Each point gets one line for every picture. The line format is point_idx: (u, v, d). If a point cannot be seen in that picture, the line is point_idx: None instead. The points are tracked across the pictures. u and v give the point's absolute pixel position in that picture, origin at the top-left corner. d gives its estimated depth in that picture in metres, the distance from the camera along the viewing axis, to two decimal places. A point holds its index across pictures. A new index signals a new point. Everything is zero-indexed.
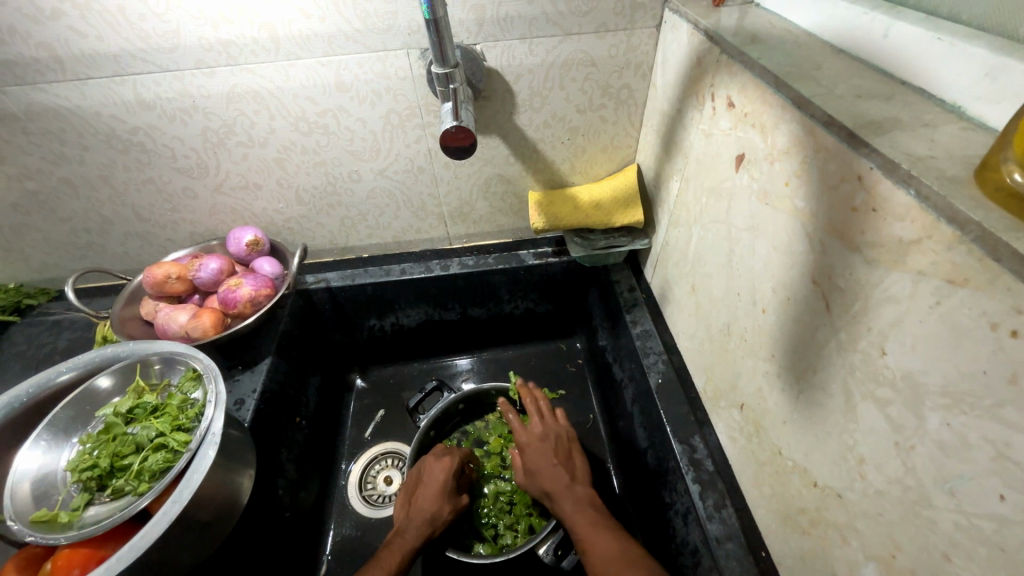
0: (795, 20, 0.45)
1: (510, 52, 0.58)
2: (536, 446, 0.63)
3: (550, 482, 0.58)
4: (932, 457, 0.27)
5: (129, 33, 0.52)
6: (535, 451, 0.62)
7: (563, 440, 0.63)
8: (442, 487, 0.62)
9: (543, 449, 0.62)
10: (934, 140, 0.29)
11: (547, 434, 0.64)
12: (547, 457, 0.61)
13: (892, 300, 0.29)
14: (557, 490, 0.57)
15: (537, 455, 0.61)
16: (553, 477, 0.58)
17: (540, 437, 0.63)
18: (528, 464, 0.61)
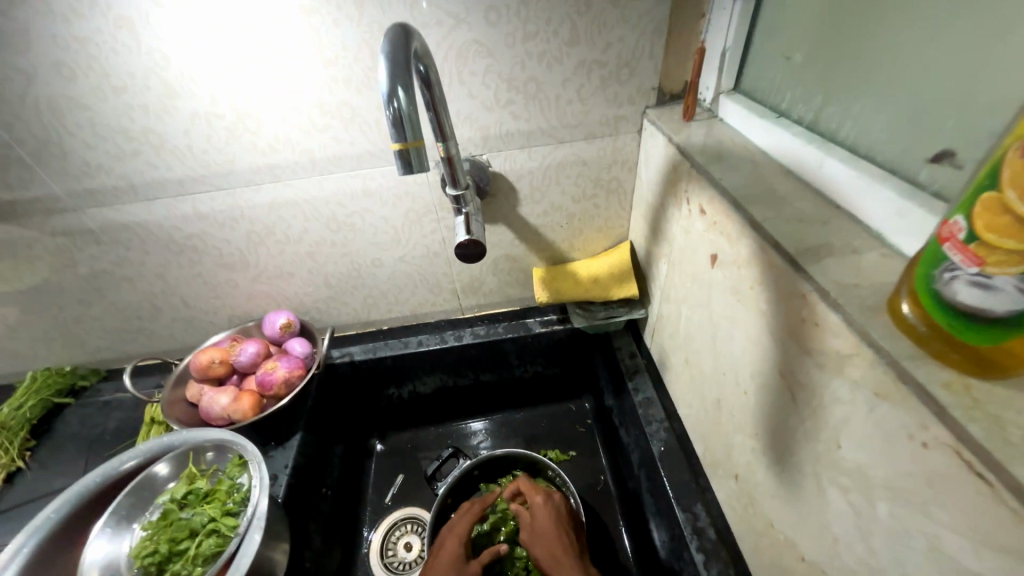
0: (752, 138, 0.54)
1: (512, 159, 0.68)
2: (541, 519, 0.69)
3: (555, 556, 0.64)
4: (886, 542, 0.31)
5: (193, 164, 0.63)
6: (540, 526, 0.68)
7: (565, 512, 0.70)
8: (455, 553, 0.65)
9: (549, 519, 0.68)
10: (858, 268, 0.35)
11: (551, 507, 0.70)
12: (553, 531, 0.67)
13: (839, 401, 0.34)
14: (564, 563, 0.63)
15: (542, 527, 0.67)
16: (557, 550, 0.64)
17: (546, 509, 0.70)
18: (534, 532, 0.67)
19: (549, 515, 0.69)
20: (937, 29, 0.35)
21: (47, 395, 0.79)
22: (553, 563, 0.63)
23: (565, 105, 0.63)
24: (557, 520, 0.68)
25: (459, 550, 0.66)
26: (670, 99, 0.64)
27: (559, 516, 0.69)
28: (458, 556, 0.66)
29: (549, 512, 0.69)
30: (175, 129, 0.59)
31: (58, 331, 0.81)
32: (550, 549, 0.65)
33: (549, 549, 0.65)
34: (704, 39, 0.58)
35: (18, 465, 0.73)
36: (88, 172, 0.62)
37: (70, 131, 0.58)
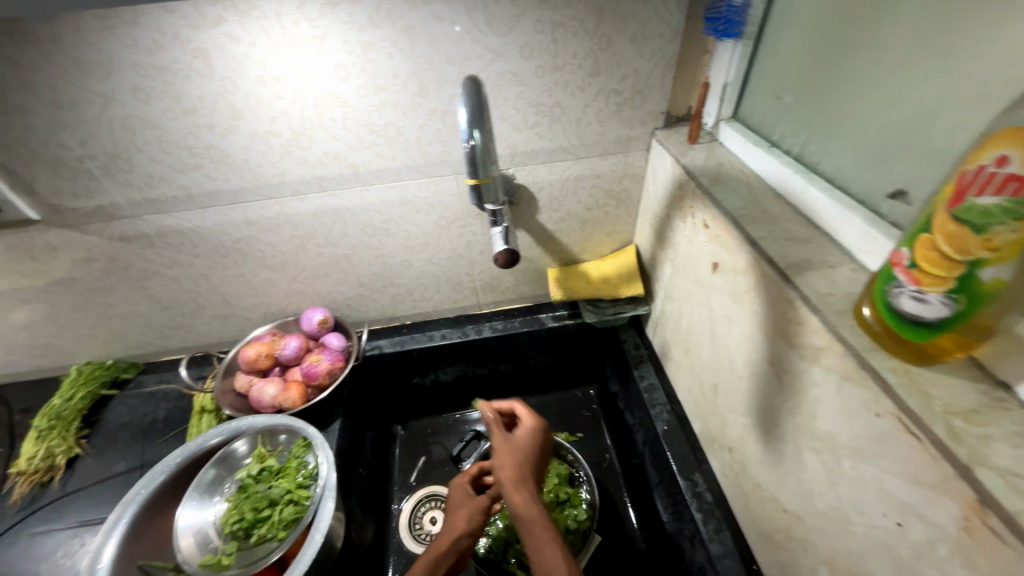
0: (748, 162, 0.63)
1: (535, 173, 0.76)
2: (515, 443, 0.66)
3: (515, 483, 0.59)
4: (848, 490, 0.42)
5: (248, 175, 0.69)
6: (505, 451, 0.64)
7: (536, 448, 0.66)
8: (463, 499, 0.70)
9: (530, 444, 0.66)
10: (832, 280, 0.45)
11: (524, 438, 0.67)
12: (517, 459, 0.63)
13: (815, 384, 0.44)
14: (519, 489, 0.58)
15: (514, 450, 0.64)
16: (520, 478, 0.60)
17: (523, 435, 0.67)
18: (500, 452, 0.64)
19: (520, 445, 0.65)
20: (898, 88, 0.45)
21: (95, 386, 0.84)
22: (512, 489, 0.59)
23: (584, 126, 0.71)
24: (526, 451, 0.65)
25: (462, 494, 0.71)
26: (675, 122, 0.73)
27: (528, 449, 0.65)
28: (465, 497, 0.70)
29: (521, 444, 0.66)
30: (235, 145, 0.65)
31: (103, 327, 0.86)
32: (513, 471, 0.61)
33: (512, 473, 0.61)
34: (708, 74, 0.67)
35: (77, 452, 0.79)
36: (151, 183, 0.67)
37: (138, 147, 0.63)
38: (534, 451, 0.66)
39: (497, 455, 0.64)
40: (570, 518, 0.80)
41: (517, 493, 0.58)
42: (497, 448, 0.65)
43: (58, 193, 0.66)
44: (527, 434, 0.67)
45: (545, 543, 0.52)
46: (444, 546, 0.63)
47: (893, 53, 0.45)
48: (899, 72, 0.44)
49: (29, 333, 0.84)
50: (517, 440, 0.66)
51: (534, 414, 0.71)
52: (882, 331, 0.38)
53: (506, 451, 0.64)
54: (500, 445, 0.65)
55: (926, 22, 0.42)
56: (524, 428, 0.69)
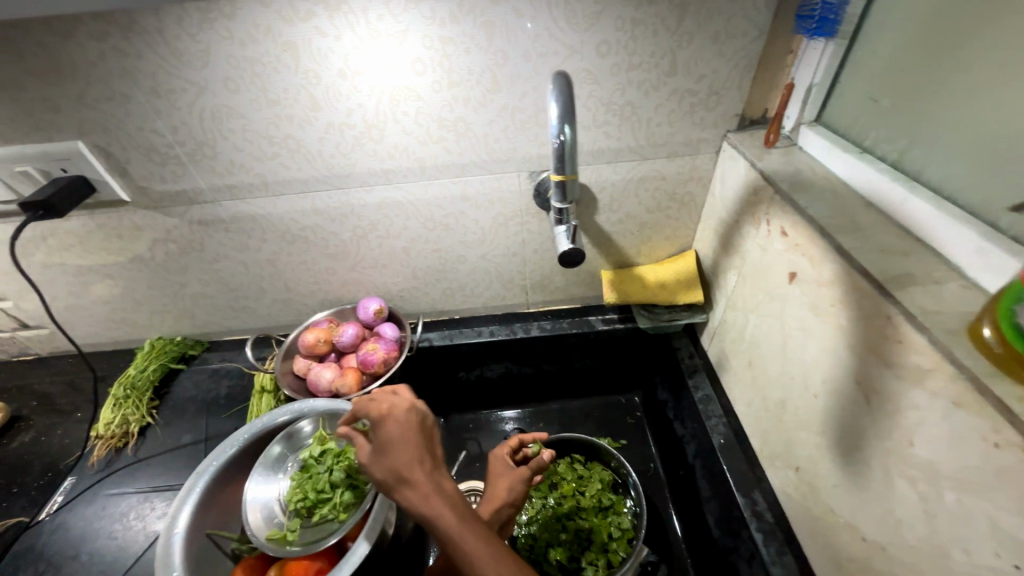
0: (833, 168, 0.60)
1: (599, 173, 0.75)
2: (379, 447, 0.48)
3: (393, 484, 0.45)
4: (950, 524, 0.39)
5: (320, 165, 0.71)
6: (387, 450, 0.47)
7: (417, 420, 0.51)
8: (502, 469, 0.67)
9: (397, 447, 0.47)
10: (939, 298, 0.42)
11: (388, 433, 0.49)
12: (400, 455, 0.46)
13: (915, 407, 0.41)
14: (411, 482, 0.45)
15: (383, 454, 0.47)
16: (399, 471, 0.45)
17: (390, 427, 0.49)
18: (374, 459, 0.48)
19: (387, 436, 0.49)
20: (1014, 89, 0.43)
21: (166, 360, 0.89)
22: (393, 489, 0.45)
23: (654, 127, 0.69)
24: (405, 438, 0.48)
25: (503, 465, 0.67)
26: (750, 125, 0.70)
27: (401, 435, 0.48)
28: (506, 468, 0.67)
29: (390, 436, 0.48)
30: (311, 136, 0.67)
31: (174, 305, 0.91)
32: (385, 471, 0.46)
33: (394, 475, 0.46)
34: (792, 75, 0.64)
35: (148, 421, 0.84)
36: (232, 170, 0.70)
37: (224, 135, 0.66)
38: (416, 433, 0.49)
39: (373, 464, 0.47)
40: (614, 525, 0.79)
41: (399, 490, 0.44)
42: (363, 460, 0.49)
43: (148, 177, 0.71)
44: (407, 409, 0.51)
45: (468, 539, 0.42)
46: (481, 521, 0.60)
47: (1007, 54, 0.44)
48: (1016, 72, 0.43)
49: (110, 307, 0.89)
50: (383, 432, 0.49)
51: (394, 401, 0.52)
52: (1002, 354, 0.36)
53: (379, 455, 0.48)
54: (366, 453, 0.48)
55: None
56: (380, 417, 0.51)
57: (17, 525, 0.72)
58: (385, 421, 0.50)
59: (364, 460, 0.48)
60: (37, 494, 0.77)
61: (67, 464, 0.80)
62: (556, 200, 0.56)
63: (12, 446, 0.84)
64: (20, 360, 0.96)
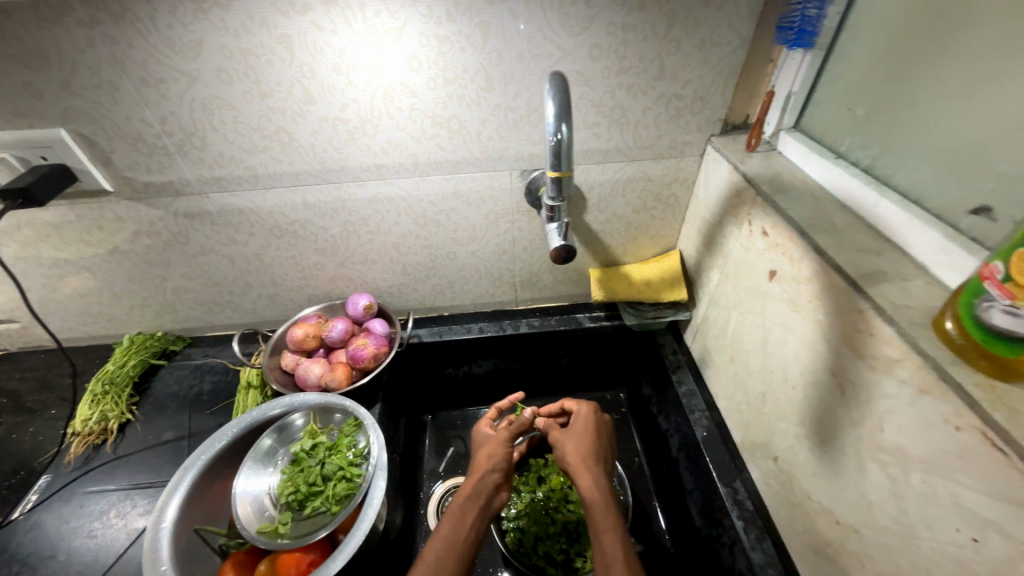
0: (810, 172, 0.64)
1: (588, 172, 0.76)
2: (573, 435, 0.69)
3: (580, 467, 0.64)
4: (917, 504, 0.41)
5: (312, 160, 0.71)
6: (583, 441, 0.68)
7: (610, 441, 0.71)
8: (483, 440, 0.69)
9: (583, 447, 0.67)
10: (907, 293, 0.45)
11: (581, 428, 0.70)
12: (591, 448, 0.66)
13: (886, 395, 0.44)
14: (590, 470, 0.63)
15: (575, 441, 0.68)
16: (583, 463, 0.64)
17: (581, 426, 0.70)
18: (569, 444, 0.68)
19: (589, 430, 0.69)
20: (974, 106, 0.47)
21: (146, 355, 0.87)
22: (577, 471, 0.63)
23: (642, 129, 0.72)
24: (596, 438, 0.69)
25: (484, 435, 0.70)
26: (732, 129, 0.73)
27: (590, 438, 0.68)
28: (490, 437, 0.70)
29: (586, 430, 0.69)
30: (304, 130, 0.67)
31: (155, 300, 0.89)
32: (577, 455, 0.65)
33: (578, 462, 0.65)
34: (773, 83, 0.67)
35: (128, 418, 0.82)
36: (220, 162, 0.70)
37: (214, 127, 0.66)
38: (602, 443, 0.69)
39: (568, 447, 0.67)
40: None
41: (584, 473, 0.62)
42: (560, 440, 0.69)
43: (133, 167, 0.69)
44: (606, 429, 0.72)
45: (611, 535, 0.55)
46: (470, 487, 0.61)
47: (973, 70, 0.47)
48: (979, 89, 0.47)
49: (87, 301, 0.87)
50: (582, 427, 0.70)
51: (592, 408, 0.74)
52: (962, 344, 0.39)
53: (574, 441, 0.68)
54: (564, 439, 0.68)
55: (1003, 47, 0.45)
56: (581, 415, 0.72)
57: None
58: (584, 420, 0.71)
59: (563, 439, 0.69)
60: (9, 494, 0.74)
61: (40, 463, 0.77)
62: (552, 193, 0.57)
63: None
64: None
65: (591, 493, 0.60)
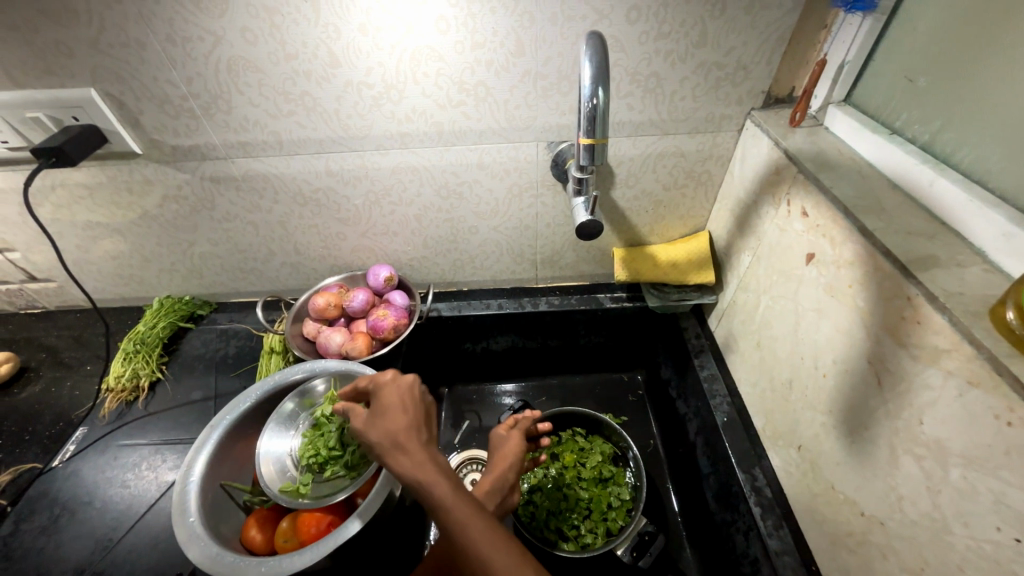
0: (860, 150, 0.60)
1: (618, 146, 0.73)
2: (383, 408, 0.53)
3: (394, 445, 0.48)
4: (953, 500, 0.40)
5: (335, 126, 0.70)
6: (390, 417, 0.51)
7: (423, 398, 0.55)
8: (498, 441, 0.67)
9: (394, 418, 0.51)
10: (961, 280, 0.42)
11: (394, 398, 0.54)
12: (402, 421, 0.50)
13: (929, 386, 0.42)
14: (408, 448, 0.47)
15: (383, 414, 0.52)
16: (399, 438, 0.48)
17: (390, 398, 0.54)
18: (374, 426, 0.51)
19: (392, 404, 0.53)
20: None
21: (175, 318, 0.89)
22: (391, 450, 0.48)
23: (678, 101, 0.68)
24: (408, 407, 0.52)
25: (498, 436, 0.68)
26: (775, 103, 0.69)
27: (401, 406, 0.53)
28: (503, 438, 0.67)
29: (396, 401, 0.53)
30: (328, 95, 0.66)
31: (183, 265, 0.90)
32: (386, 434, 0.49)
33: (392, 440, 0.49)
34: (825, 51, 0.63)
35: (158, 376, 0.85)
36: (246, 126, 0.69)
37: (239, 89, 0.65)
38: (417, 407, 0.53)
39: (373, 429, 0.51)
40: (614, 495, 0.82)
41: (401, 452, 0.47)
42: (361, 427, 0.52)
43: (161, 130, 0.69)
44: (409, 388, 0.56)
45: (459, 507, 0.42)
46: (487, 484, 0.58)
47: None
48: None
49: (119, 263, 0.89)
50: (388, 403, 0.54)
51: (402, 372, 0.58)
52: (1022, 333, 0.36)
53: (379, 421, 0.51)
54: (369, 421, 0.52)
55: None
56: (388, 387, 0.56)
57: (30, 470, 0.74)
58: (390, 393, 0.55)
59: (361, 427, 0.51)
60: (49, 442, 0.78)
61: (78, 416, 0.81)
62: (582, 162, 0.55)
63: (22, 395, 0.85)
64: (27, 312, 0.96)
65: (415, 477, 0.45)
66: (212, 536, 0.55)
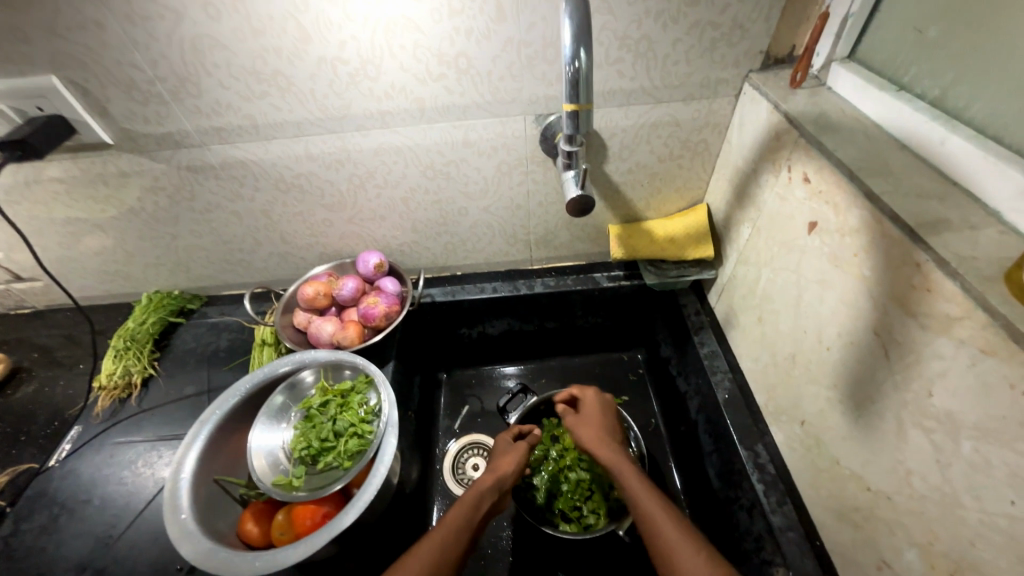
0: (864, 109, 0.56)
1: (609, 117, 0.70)
2: (588, 416, 0.73)
3: (600, 441, 0.67)
4: (964, 473, 0.38)
5: (312, 107, 0.66)
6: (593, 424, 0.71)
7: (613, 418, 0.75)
8: (504, 447, 0.71)
9: (596, 426, 0.71)
10: (975, 243, 0.40)
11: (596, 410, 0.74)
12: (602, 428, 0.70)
13: (938, 357, 0.40)
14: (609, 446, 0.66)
15: (588, 419, 0.72)
16: (600, 438, 0.68)
17: (592, 408, 0.75)
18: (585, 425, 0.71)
19: (596, 413, 0.74)
20: None
21: (164, 313, 0.88)
22: (596, 445, 0.67)
23: (671, 65, 0.64)
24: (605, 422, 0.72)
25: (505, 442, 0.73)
26: (774, 64, 0.65)
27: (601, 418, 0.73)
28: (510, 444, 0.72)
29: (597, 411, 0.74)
30: (302, 73, 0.62)
31: (168, 259, 0.88)
32: (595, 433, 0.69)
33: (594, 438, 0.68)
34: (827, 4, 0.58)
35: (150, 373, 0.84)
36: (218, 110, 0.66)
37: (207, 70, 0.62)
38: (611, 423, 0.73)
39: (583, 428, 0.70)
40: None
41: (605, 447, 0.66)
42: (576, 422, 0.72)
43: (131, 118, 0.66)
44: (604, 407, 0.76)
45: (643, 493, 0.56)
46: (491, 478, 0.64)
47: None
48: None
49: (103, 260, 0.87)
50: (592, 411, 0.75)
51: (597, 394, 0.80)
52: None
53: (588, 424, 0.71)
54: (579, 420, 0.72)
55: None
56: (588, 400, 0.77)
57: (28, 470, 0.74)
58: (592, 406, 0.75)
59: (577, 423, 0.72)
60: (45, 442, 0.77)
61: (72, 414, 0.80)
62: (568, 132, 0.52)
63: (16, 396, 0.84)
64: (15, 312, 0.95)
65: (617, 464, 0.62)
66: (205, 531, 0.54)
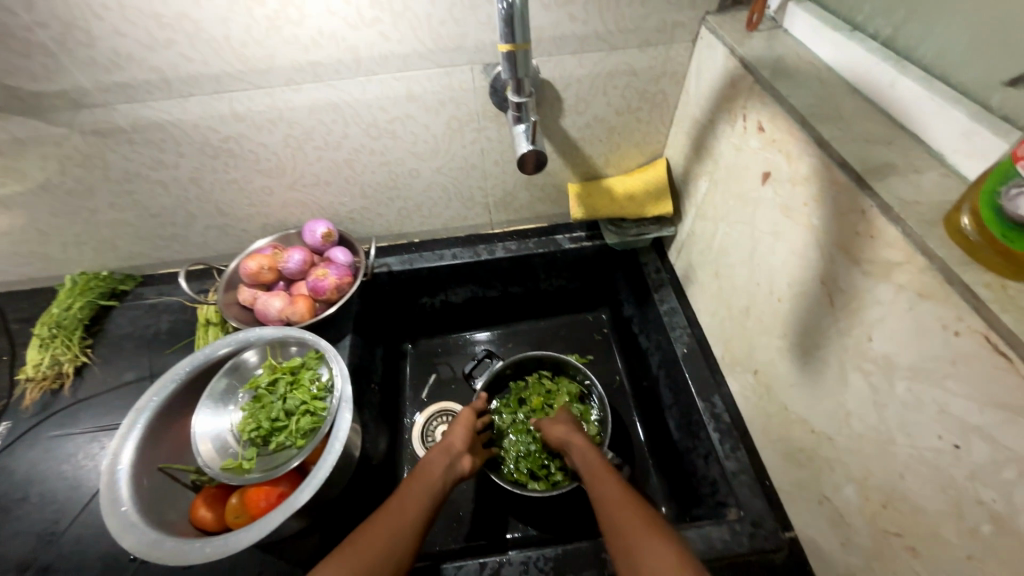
0: (819, 53, 0.54)
1: (562, 66, 0.65)
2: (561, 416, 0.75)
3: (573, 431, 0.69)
4: (898, 411, 0.40)
5: (230, 57, 0.59)
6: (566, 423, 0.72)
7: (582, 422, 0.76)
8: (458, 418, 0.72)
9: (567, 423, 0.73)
10: (919, 187, 0.40)
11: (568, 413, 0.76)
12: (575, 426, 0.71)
13: (879, 302, 0.40)
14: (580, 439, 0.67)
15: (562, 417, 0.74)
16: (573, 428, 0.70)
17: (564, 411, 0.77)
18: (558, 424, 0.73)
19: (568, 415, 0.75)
20: None
21: (92, 296, 0.80)
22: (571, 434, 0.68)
23: (625, 7, 0.60)
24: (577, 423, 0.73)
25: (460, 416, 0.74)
26: (731, 5, 0.62)
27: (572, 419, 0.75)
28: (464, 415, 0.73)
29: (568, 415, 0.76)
30: (212, 16, 0.55)
31: (89, 237, 0.80)
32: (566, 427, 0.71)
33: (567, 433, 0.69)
34: None
35: (83, 361, 0.78)
36: (118, 63, 0.58)
37: (96, 14, 0.53)
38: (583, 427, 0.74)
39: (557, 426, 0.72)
40: None
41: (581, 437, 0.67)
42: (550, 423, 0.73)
43: (12, 73, 0.57)
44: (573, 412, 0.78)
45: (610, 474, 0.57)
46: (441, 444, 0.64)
47: None
48: None
49: (12, 241, 0.78)
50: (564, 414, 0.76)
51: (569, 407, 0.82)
52: (982, 244, 0.34)
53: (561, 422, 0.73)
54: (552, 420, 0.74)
55: None
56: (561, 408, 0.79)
57: None
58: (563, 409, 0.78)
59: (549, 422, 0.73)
60: None
61: None
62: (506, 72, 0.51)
63: None
64: None
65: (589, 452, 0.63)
66: (151, 521, 0.52)
